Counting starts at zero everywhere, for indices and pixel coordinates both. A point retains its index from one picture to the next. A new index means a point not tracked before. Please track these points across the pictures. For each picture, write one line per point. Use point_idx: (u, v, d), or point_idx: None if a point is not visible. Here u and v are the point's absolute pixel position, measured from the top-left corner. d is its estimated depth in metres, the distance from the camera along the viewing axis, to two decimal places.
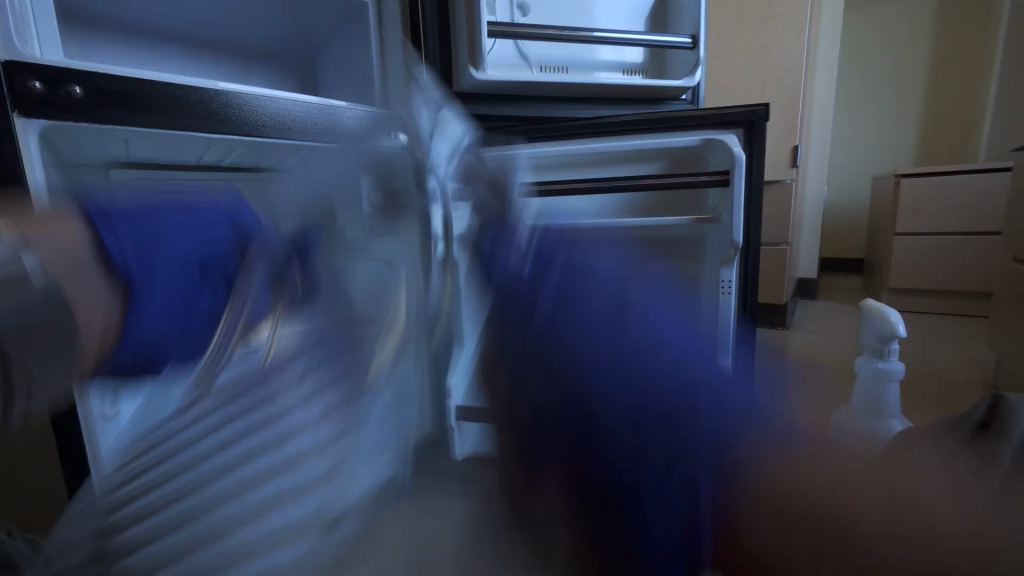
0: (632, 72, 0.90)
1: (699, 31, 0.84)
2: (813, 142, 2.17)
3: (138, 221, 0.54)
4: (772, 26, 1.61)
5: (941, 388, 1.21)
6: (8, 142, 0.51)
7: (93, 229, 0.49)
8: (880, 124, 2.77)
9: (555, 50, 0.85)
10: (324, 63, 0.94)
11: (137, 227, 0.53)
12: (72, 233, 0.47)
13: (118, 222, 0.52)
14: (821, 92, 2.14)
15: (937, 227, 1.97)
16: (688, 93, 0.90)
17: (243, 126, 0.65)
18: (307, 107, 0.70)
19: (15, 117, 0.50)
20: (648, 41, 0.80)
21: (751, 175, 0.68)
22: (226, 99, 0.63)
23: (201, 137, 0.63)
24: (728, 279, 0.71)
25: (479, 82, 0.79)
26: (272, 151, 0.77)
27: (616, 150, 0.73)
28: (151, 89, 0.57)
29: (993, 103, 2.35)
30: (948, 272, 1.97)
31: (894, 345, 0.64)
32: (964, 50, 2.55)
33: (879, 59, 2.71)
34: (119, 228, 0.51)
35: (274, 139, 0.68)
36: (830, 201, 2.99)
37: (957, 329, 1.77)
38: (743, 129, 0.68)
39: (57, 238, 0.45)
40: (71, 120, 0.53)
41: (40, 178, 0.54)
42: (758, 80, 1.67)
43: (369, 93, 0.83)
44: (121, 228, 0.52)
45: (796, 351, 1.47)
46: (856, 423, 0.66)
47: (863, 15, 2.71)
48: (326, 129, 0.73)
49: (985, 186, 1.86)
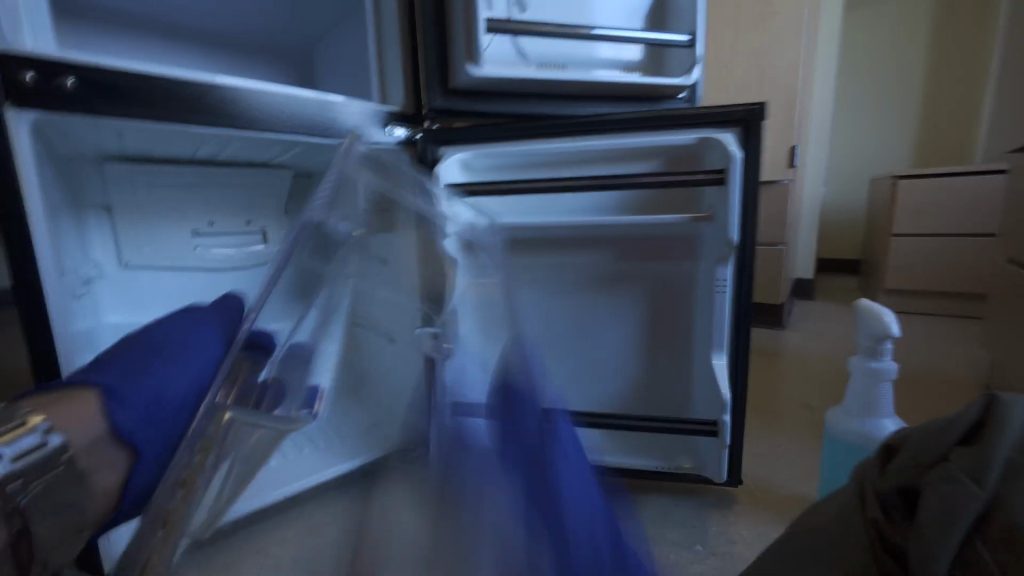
0: (630, 70, 0.90)
1: (697, 29, 0.84)
2: (812, 143, 2.17)
3: (133, 360, 0.52)
4: (771, 26, 1.61)
5: (935, 389, 1.22)
6: (1, 135, 0.50)
7: (104, 406, 0.45)
8: (878, 125, 2.77)
9: (553, 48, 0.85)
10: (320, 58, 0.94)
11: (146, 398, 0.49)
12: (83, 414, 0.43)
13: (132, 396, 0.48)
14: (819, 92, 2.13)
15: (935, 229, 1.97)
16: (685, 92, 0.90)
17: (239, 121, 0.65)
18: (304, 103, 0.70)
19: (8, 108, 0.50)
20: (646, 39, 0.80)
21: (747, 175, 0.67)
22: (220, 93, 0.63)
23: (197, 131, 0.63)
24: (724, 279, 0.70)
25: (476, 79, 0.78)
26: (267, 145, 0.77)
27: (611, 148, 0.73)
28: (146, 83, 0.57)
29: (990, 105, 2.36)
30: (944, 273, 1.98)
31: (888, 346, 0.64)
32: (963, 52, 2.55)
33: (878, 61, 2.71)
34: (132, 396, 0.48)
35: (269, 134, 0.68)
36: (827, 202, 2.99)
37: (952, 330, 1.78)
38: (740, 128, 0.68)
39: (74, 415, 0.42)
40: (64, 113, 0.52)
41: (34, 172, 0.53)
42: (756, 80, 1.67)
43: (365, 89, 0.83)
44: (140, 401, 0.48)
45: (791, 351, 1.48)
46: (849, 423, 0.66)
47: (862, 15, 2.70)
48: (323, 125, 0.72)
49: (982, 188, 1.87)
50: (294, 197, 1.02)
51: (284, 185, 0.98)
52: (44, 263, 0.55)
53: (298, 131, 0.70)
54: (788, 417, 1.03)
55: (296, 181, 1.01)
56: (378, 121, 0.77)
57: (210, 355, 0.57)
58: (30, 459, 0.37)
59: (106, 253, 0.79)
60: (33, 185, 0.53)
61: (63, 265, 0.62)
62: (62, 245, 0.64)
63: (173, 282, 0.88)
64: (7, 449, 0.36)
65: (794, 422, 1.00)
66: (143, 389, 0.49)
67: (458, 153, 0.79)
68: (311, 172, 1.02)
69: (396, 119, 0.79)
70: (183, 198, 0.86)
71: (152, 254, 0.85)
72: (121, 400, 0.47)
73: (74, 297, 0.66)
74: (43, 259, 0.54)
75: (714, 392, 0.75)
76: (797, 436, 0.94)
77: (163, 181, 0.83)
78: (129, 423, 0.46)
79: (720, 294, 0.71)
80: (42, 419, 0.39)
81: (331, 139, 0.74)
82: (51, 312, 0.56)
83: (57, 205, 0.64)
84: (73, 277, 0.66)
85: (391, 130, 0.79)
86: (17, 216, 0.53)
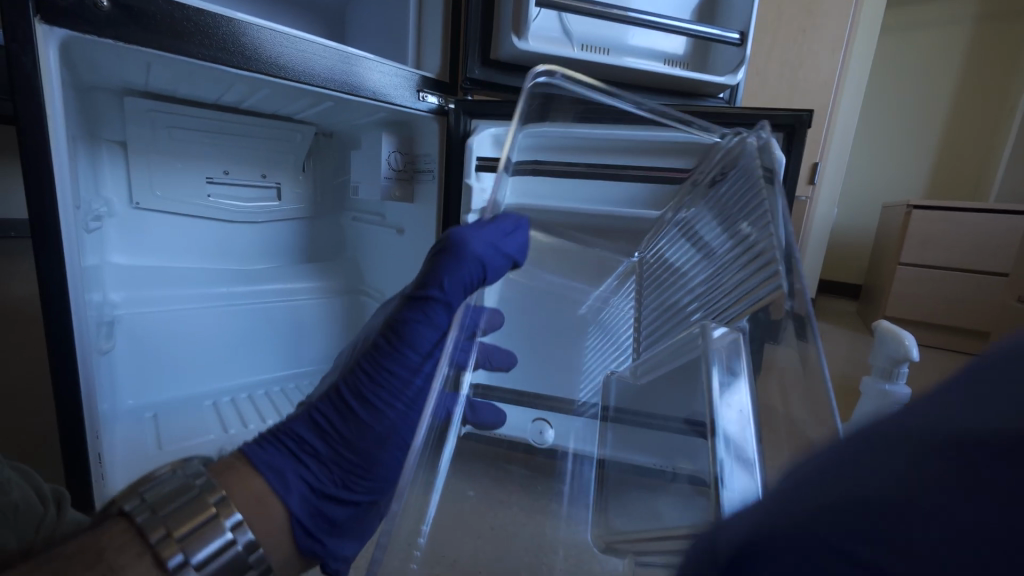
0: (672, 63, 0.88)
1: (747, 28, 0.82)
2: (832, 162, 2.16)
3: (365, 442, 0.49)
4: (809, 37, 1.59)
5: None
6: (27, 50, 0.47)
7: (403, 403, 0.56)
8: (899, 150, 2.77)
9: (597, 30, 0.82)
10: (354, 14, 0.91)
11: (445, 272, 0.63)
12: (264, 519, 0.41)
13: (374, 459, 0.49)
14: (846, 111, 2.11)
15: (945, 263, 1.98)
16: (725, 92, 0.88)
17: (273, 67, 0.62)
18: (336, 56, 0.67)
19: (37, 24, 0.47)
20: (694, 32, 0.77)
21: (786, 183, 0.66)
22: (255, 36, 0.60)
23: (223, 70, 0.60)
24: None
25: (518, 52, 0.76)
26: (297, 98, 0.76)
27: (649, 139, 0.72)
28: (184, 16, 0.55)
29: (1013, 144, 2.36)
30: (947, 306, 2.00)
31: (904, 368, 0.63)
32: (992, 87, 2.51)
33: (905, 85, 2.70)
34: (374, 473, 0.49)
35: (300, 84, 0.65)
36: (837, 223, 3.03)
37: (945, 362, 1.82)
38: (783, 133, 0.67)
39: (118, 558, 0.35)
40: (95, 35, 0.50)
41: (56, 96, 0.51)
42: (788, 91, 1.64)
43: (401, 51, 0.81)
44: (260, 464, 0.43)
45: None
46: None
47: (893, 39, 2.69)
48: (355, 81, 0.69)
49: (997, 224, 1.87)
50: (314, 156, 1.02)
51: (306, 142, 0.97)
52: (61, 195, 0.52)
53: (329, 86, 0.67)
54: None
55: (319, 140, 1.01)
56: (411, 86, 0.74)
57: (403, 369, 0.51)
58: (221, 559, 0.37)
59: (117, 192, 0.80)
60: (55, 110, 0.51)
61: (78, 198, 0.60)
62: (80, 177, 0.63)
63: (181, 229, 0.89)
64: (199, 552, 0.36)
65: None
66: (381, 481, 0.49)
67: (492, 127, 0.77)
68: (334, 132, 1.01)
69: (430, 86, 0.77)
70: (203, 143, 0.85)
71: (163, 199, 0.84)
72: (284, 487, 0.43)
73: (86, 232, 0.64)
74: (61, 189, 0.52)
75: None
76: None
77: (185, 123, 0.81)
78: (381, 453, 0.49)
79: None
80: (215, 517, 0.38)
81: (360, 97, 0.71)
82: (66, 247, 0.53)
83: (76, 136, 0.63)
84: (86, 212, 0.64)
85: (424, 96, 0.76)
86: (40, 144, 0.50)
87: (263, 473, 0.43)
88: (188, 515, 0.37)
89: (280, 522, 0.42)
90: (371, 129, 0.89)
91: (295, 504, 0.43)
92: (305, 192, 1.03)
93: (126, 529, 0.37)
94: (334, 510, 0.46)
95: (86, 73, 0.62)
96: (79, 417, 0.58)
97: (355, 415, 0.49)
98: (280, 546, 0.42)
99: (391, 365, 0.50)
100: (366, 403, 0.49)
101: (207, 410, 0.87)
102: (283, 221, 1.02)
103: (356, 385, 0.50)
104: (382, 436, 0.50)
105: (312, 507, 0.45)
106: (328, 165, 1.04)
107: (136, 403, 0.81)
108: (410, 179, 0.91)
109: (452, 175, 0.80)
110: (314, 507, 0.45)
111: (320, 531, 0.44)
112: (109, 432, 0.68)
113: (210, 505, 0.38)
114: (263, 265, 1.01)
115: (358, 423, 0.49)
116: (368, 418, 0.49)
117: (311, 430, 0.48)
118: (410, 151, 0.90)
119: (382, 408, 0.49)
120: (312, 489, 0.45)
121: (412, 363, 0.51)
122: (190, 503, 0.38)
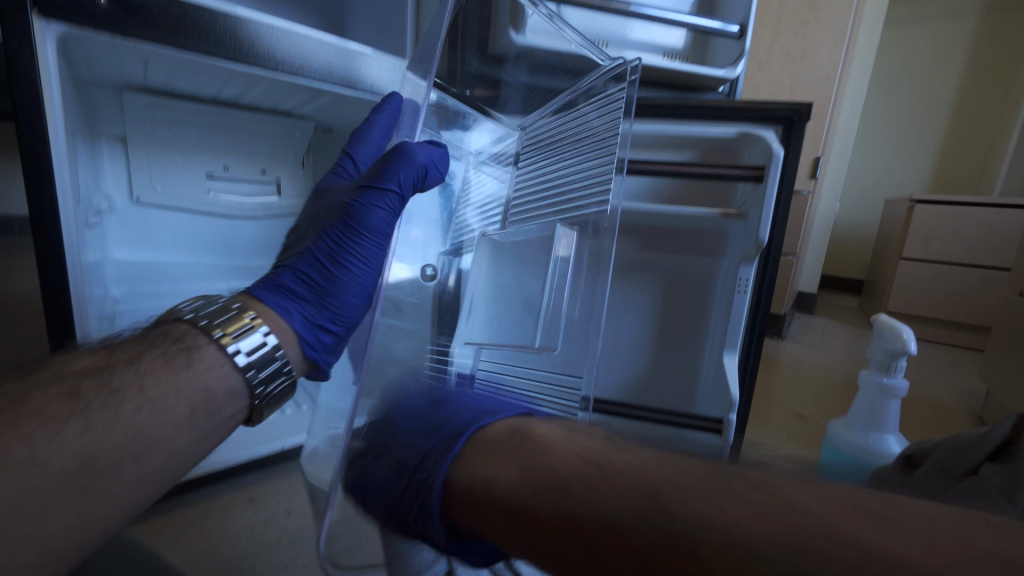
0: (672, 56, 0.87)
1: (747, 21, 0.81)
2: (834, 156, 2.15)
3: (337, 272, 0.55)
4: (811, 30, 1.57)
5: (927, 416, 1.24)
6: (26, 46, 0.48)
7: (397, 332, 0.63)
8: (902, 143, 2.75)
9: (595, 23, 0.81)
10: (353, 8, 0.91)
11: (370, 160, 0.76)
12: (277, 329, 0.48)
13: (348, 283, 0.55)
14: (849, 104, 2.10)
15: (947, 257, 1.97)
16: (725, 85, 0.88)
17: (270, 61, 0.62)
18: (333, 49, 0.67)
19: (35, 19, 0.48)
20: (693, 25, 0.77)
21: (785, 176, 0.66)
22: (253, 30, 0.60)
23: (220, 65, 0.60)
24: (746, 279, 0.70)
25: (516, 45, 0.75)
26: (295, 93, 0.76)
27: (648, 132, 0.71)
28: (181, 11, 0.54)
29: (1018, 138, 2.34)
30: (949, 301, 1.99)
31: (901, 362, 0.64)
32: (997, 80, 2.49)
33: (910, 78, 2.68)
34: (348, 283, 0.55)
35: (297, 78, 0.65)
36: (839, 217, 3.02)
37: (946, 357, 1.81)
38: (782, 126, 0.67)
39: (167, 366, 0.39)
40: (94, 30, 0.50)
41: (55, 91, 0.51)
42: (789, 85, 1.63)
43: (399, 45, 0.81)
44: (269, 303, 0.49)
45: (787, 363, 1.53)
46: (852, 436, 0.66)
47: (897, 32, 2.67)
48: (351, 74, 0.69)
49: (1000, 219, 1.86)
50: (314, 151, 1.02)
51: (305, 137, 0.97)
52: (61, 189, 0.53)
53: (326, 80, 0.67)
54: (783, 426, 1.07)
55: (318, 135, 1.01)
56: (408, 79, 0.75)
57: (372, 249, 0.56)
58: (258, 354, 0.44)
59: (118, 187, 0.80)
60: (55, 105, 0.51)
61: (78, 193, 0.61)
62: (80, 172, 0.64)
63: (181, 224, 0.89)
64: (244, 346, 0.43)
65: (788, 432, 1.04)
66: (345, 304, 0.55)
67: None
68: (333, 127, 1.02)
69: None
70: (202, 136, 0.85)
71: (163, 193, 0.84)
72: (286, 310, 0.50)
73: (87, 228, 0.65)
74: (60, 184, 0.53)
75: (721, 385, 0.75)
76: (789, 446, 0.98)
77: (184, 118, 0.81)
78: (361, 313, 0.58)
79: (740, 294, 0.70)
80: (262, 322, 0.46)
81: (357, 92, 0.71)
82: (66, 240, 0.54)
83: (76, 132, 0.63)
84: (86, 208, 0.65)
85: None
86: (40, 139, 0.51)
87: (272, 309, 0.49)
88: (242, 316, 0.45)
89: (291, 334, 0.50)
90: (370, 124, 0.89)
91: (295, 319, 0.50)
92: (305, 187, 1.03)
93: (186, 335, 0.43)
94: (326, 336, 0.53)
95: (84, 69, 0.63)
96: None
97: (322, 301, 0.53)
98: (294, 353, 0.50)
99: (356, 249, 0.55)
100: (332, 277, 0.54)
101: None
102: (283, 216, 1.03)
103: (326, 252, 0.55)
104: (357, 255, 0.56)
105: (312, 330, 0.52)
106: (327, 160, 1.04)
107: None
108: None
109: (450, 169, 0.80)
110: (312, 330, 0.52)
111: (324, 349, 0.53)
112: None
113: (243, 317, 0.45)
114: (263, 260, 1.02)
115: (325, 291, 0.54)
116: (338, 292, 0.54)
117: (296, 279, 0.54)
118: None
119: (353, 269, 0.55)
120: (310, 321, 0.52)
121: (372, 241, 0.56)
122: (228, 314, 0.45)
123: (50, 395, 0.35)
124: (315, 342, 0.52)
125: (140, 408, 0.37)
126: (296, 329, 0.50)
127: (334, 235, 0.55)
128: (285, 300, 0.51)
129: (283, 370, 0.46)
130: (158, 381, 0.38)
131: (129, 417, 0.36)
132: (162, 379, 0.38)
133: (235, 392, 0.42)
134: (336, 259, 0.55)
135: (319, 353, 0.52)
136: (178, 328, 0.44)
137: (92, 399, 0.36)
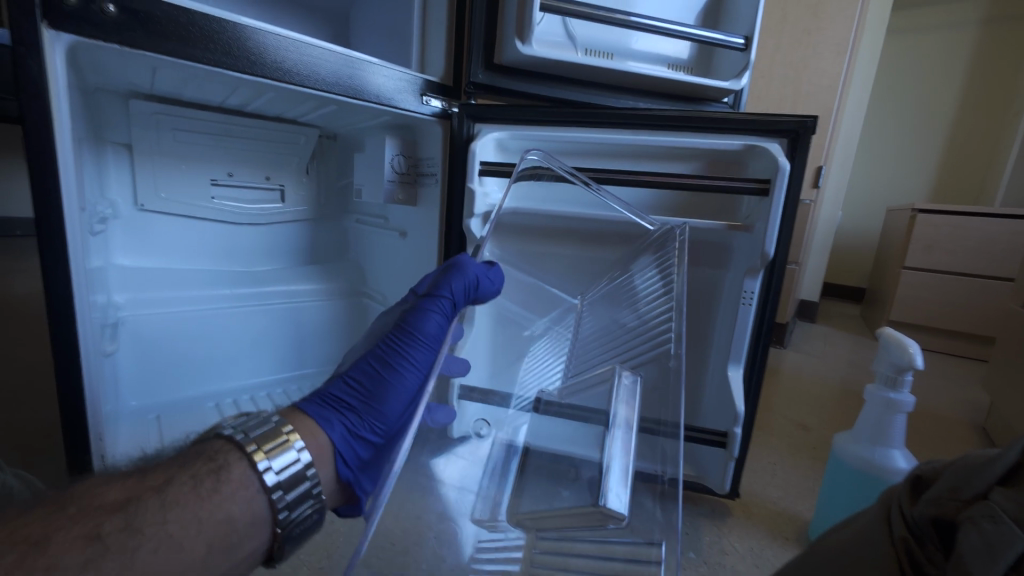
0: (677, 67, 0.87)
1: (752, 33, 0.81)
2: (836, 165, 2.15)
3: (383, 378, 0.51)
4: (813, 40, 1.58)
5: (933, 427, 1.23)
6: (35, 55, 0.48)
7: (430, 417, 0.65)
8: (904, 152, 2.76)
9: (600, 34, 0.82)
10: (359, 17, 0.91)
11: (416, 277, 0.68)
12: (316, 441, 0.45)
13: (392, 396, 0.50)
14: (851, 114, 2.10)
15: (950, 267, 1.97)
16: (729, 96, 0.88)
17: (276, 71, 0.62)
18: (339, 59, 0.67)
19: (44, 29, 0.48)
20: (698, 37, 0.77)
21: (790, 189, 0.66)
22: (260, 40, 0.60)
23: (224, 73, 0.60)
24: (751, 292, 0.70)
25: (521, 56, 0.75)
26: (300, 101, 0.76)
27: (653, 144, 0.71)
28: (188, 20, 0.55)
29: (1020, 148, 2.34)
30: (952, 311, 1.98)
31: (907, 377, 0.63)
32: (1000, 90, 2.49)
33: (911, 87, 2.68)
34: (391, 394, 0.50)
35: (303, 88, 0.65)
36: (842, 226, 3.02)
37: (950, 367, 1.81)
38: (787, 139, 0.67)
39: (197, 496, 0.37)
40: (103, 40, 0.51)
41: (62, 99, 0.51)
42: (792, 94, 1.64)
43: (405, 54, 0.81)
44: (313, 413, 0.47)
45: (790, 373, 1.52)
46: (859, 452, 0.66)
47: (899, 42, 2.69)
48: (357, 84, 0.69)
49: (1003, 229, 1.85)
50: (318, 158, 1.02)
51: (309, 144, 0.97)
52: (67, 198, 0.53)
53: (331, 90, 0.67)
54: (787, 438, 1.06)
55: (322, 142, 1.01)
56: (414, 89, 0.75)
57: (421, 356, 0.53)
58: (289, 471, 0.41)
59: (123, 194, 0.81)
60: (62, 113, 0.51)
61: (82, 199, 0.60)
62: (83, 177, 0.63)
63: (186, 232, 0.89)
64: (277, 464, 0.40)
65: (792, 444, 1.03)
66: (391, 415, 0.50)
67: (494, 132, 0.77)
68: (338, 134, 1.02)
69: (433, 89, 0.77)
70: (208, 143, 0.84)
71: (168, 201, 0.84)
72: (329, 422, 0.47)
73: (90, 234, 0.64)
74: (66, 192, 0.52)
75: (726, 398, 0.75)
76: (793, 459, 0.97)
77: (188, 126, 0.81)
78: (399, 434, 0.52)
79: (745, 306, 0.70)
80: (298, 436, 0.43)
81: (362, 101, 0.70)
82: (71, 248, 0.54)
83: (81, 138, 0.63)
84: (90, 214, 0.65)
85: (427, 100, 0.76)
86: (45, 147, 0.50)
87: (315, 419, 0.47)
88: (280, 431, 0.42)
89: (328, 448, 0.46)
90: (375, 132, 0.89)
91: (335, 433, 0.46)
92: (309, 194, 1.03)
93: (220, 453, 0.41)
94: (364, 449, 0.48)
95: (90, 78, 0.63)
96: (81, 415, 0.58)
97: (366, 416, 0.49)
98: (326, 471, 0.45)
99: (404, 356, 0.52)
100: (378, 388, 0.51)
101: (207, 411, 0.88)
102: (287, 223, 1.03)
103: (380, 359, 0.53)
104: (406, 361, 0.52)
105: (352, 446, 0.47)
106: (331, 166, 1.05)
107: (140, 405, 0.82)
108: (413, 181, 0.90)
109: (454, 178, 0.80)
110: (351, 445, 0.47)
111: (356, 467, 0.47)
112: (112, 431, 0.69)
113: (281, 433, 0.42)
114: (267, 266, 1.02)
115: (370, 402, 0.50)
116: (380, 404, 0.50)
117: (346, 388, 0.50)
118: (413, 153, 0.90)
119: (406, 374, 0.52)
120: (351, 433, 0.47)
121: (425, 347, 0.53)
122: (264, 430, 0.42)
123: (75, 535, 0.34)
124: (351, 463, 0.47)
125: (157, 550, 0.34)
126: (336, 444, 0.46)
127: (388, 340, 0.53)
128: (331, 412, 0.48)
129: (314, 493, 0.42)
130: (183, 516, 0.36)
131: (145, 559, 0.34)
132: (187, 514, 0.36)
133: (258, 523, 0.39)
134: (384, 367, 0.52)
135: (349, 474, 0.46)
136: (215, 444, 0.42)
137: (112, 542, 0.34)
